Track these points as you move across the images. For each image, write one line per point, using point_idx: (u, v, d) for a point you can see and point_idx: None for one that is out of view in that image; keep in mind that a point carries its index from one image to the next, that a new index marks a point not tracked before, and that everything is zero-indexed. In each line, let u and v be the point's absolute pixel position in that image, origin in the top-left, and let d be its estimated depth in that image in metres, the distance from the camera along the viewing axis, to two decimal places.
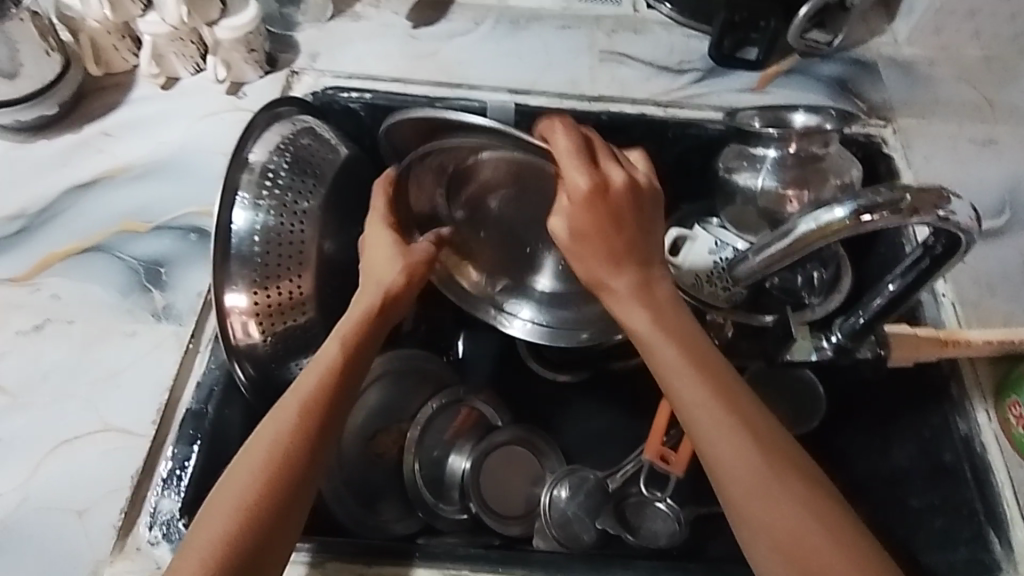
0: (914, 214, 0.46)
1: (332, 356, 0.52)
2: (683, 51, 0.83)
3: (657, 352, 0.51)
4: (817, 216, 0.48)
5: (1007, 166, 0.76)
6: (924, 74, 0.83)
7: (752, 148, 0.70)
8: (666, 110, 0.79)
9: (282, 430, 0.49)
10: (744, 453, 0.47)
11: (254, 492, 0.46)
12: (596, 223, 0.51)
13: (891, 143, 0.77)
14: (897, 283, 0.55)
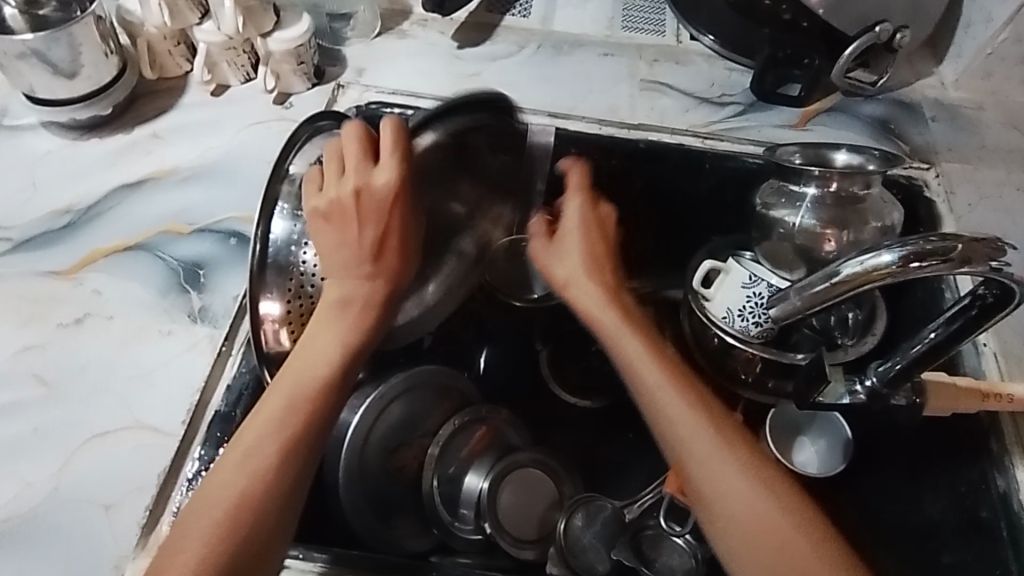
0: (965, 264, 0.45)
1: (308, 362, 0.52)
2: (723, 83, 0.84)
3: (621, 343, 0.56)
4: (863, 261, 0.48)
5: None
6: (970, 118, 0.82)
7: (792, 185, 0.70)
8: (705, 142, 0.79)
9: (263, 437, 0.48)
10: (709, 437, 0.50)
11: (236, 489, 0.46)
12: (583, 236, 0.61)
13: (933, 187, 0.76)
14: (942, 332, 0.54)
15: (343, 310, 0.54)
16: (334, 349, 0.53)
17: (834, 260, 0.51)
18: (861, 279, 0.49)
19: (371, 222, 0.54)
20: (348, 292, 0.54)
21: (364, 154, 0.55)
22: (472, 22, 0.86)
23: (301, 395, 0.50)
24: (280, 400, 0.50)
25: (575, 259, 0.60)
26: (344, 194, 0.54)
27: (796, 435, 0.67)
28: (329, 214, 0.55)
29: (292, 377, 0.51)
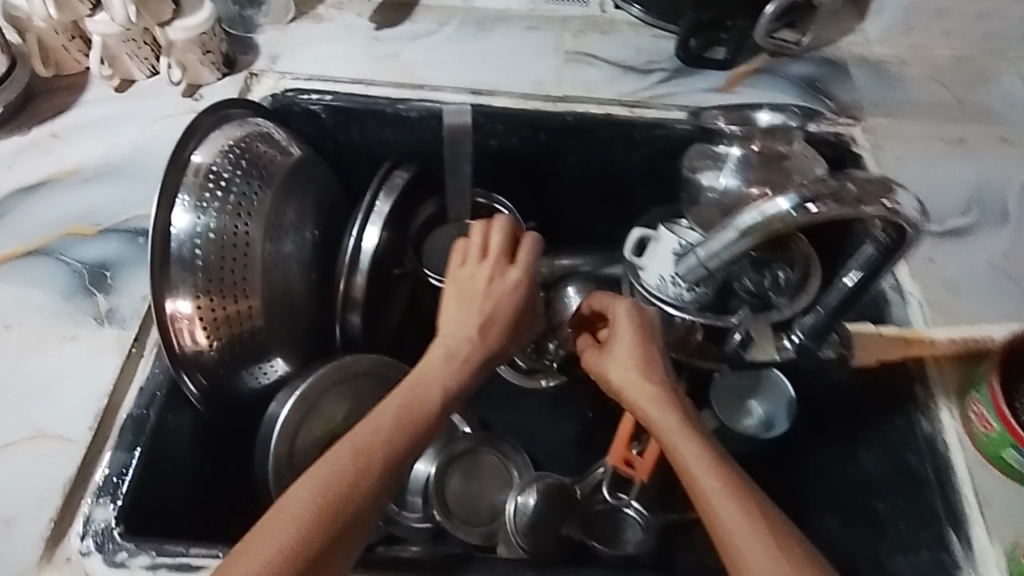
0: (862, 205, 0.46)
1: (415, 404, 0.52)
2: (650, 51, 0.82)
3: (681, 451, 0.51)
4: (761, 209, 0.49)
5: (977, 165, 0.75)
6: (895, 73, 0.82)
7: (716, 147, 0.69)
8: (632, 110, 0.78)
9: (355, 477, 0.47)
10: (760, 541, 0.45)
11: (316, 504, 0.45)
12: (637, 344, 0.57)
13: (860, 141, 0.77)
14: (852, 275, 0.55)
15: (450, 373, 0.54)
16: (434, 399, 0.53)
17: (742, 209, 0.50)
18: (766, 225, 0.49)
19: (501, 296, 0.57)
20: (453, 352, 0.55)
21: (495, 247, 0.59)
22: (391, 2, 0.83)
23: (392, 440, 0.49)
24: (374, 444, 0.49)
25: (630, 363, 0.56)
26: (472, 274, 0.58)
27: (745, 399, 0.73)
28: (463, 270, 0.58)
29: (389, 418, 0.50)
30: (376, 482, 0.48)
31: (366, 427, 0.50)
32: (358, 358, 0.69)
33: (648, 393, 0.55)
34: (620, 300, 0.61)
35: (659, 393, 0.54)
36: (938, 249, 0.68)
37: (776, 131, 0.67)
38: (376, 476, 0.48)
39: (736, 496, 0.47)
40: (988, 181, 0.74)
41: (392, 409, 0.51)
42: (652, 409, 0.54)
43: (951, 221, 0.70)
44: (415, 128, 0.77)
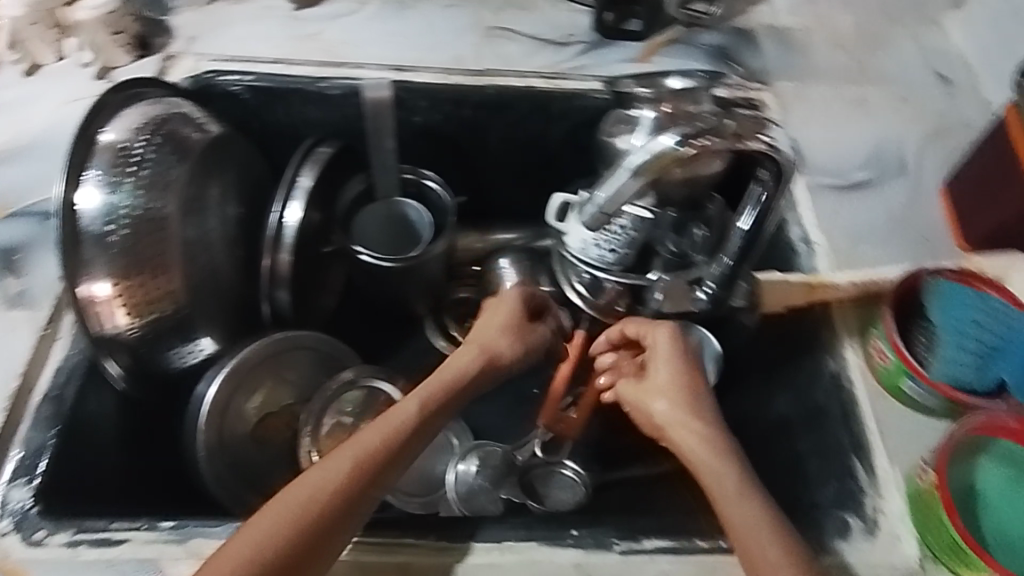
0: (739, 138, 0.60)
1: (393, 430, 0.57)
2: (568, 25, 0.84)
3: (689, 449, 0.60)
4: (652, 148, 0.59)
5: (876, 124, 0.80)
6: (800, 41, 0.86)
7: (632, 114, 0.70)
8: (551, 83, 0.79)
9: (326, 492, 0.51)
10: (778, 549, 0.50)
11: (312, 496, 0.51)
12: (663, 362, 0.66)
13: (769, 106, 0.80)
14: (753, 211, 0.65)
15: (420, 406, 0.60)
16: (411, 411, 0.59)
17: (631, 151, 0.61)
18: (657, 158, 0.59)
19: (496, 349, 0.70)
20: (429, 396, 0.61)
21: (515, 308, 0.74)
22: None
23: (367, 460, 0.54)
24: (350, 464, 0.53)
25: (678, 398, 0.64)
26: (481, 332, 0.71)
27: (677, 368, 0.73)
28: (488, 317, 0.73)
29: (370, 443, 0.55)
30: (346, 500, 0.52)
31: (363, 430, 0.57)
32: (297, 335, 0.70)
33: (703, 434, 0.60)
34: (657, 332, 0.69)
35: (697, 421, 0.62)
36: (839, 202, 0.73)
37: (683, 94, 0.69)
38: (349, 495, 0.52)
39: (759, 505, 0.53)
40: (886, 138, 0.78)
41: (372, 435, 0.56)
42: (696, 445, 0.59)
43: (851, 176, 0.75)
44: (338, 106, 0.78)
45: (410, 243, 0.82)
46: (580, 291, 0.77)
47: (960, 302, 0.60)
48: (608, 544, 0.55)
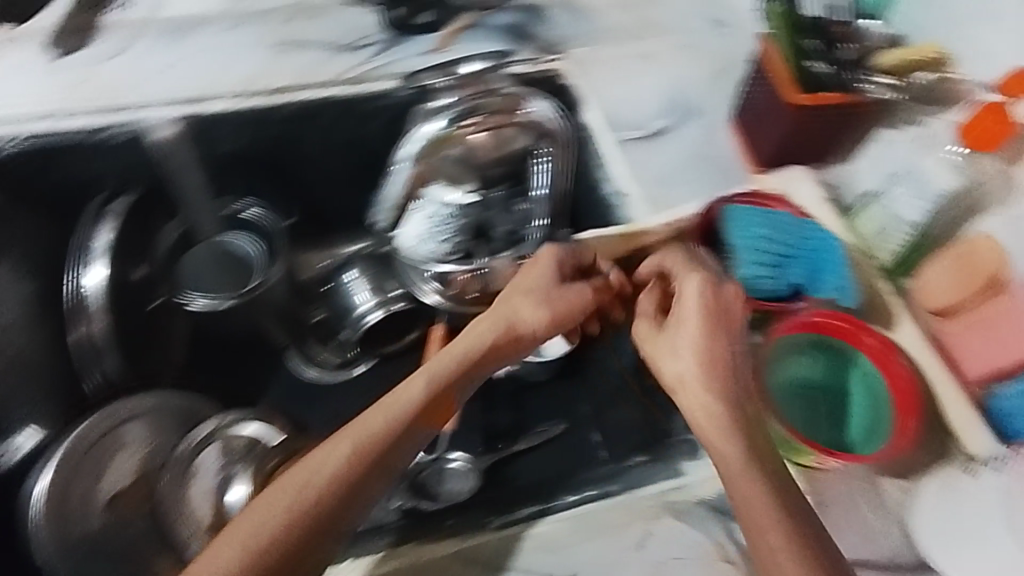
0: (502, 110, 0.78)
1: (393, 413, 0.57)
2: (359, 27, 0.81)
3: (691, 397, 0.58)
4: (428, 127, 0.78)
5: (666, 75, 0.85)
6: (589, 5, 0.87)
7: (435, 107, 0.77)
8: (351, 88, 0.80)
9: (318, 479, 0.53)
10: (763, 520, 0.51)
11: (295, 504, 0.51)
12: (700, 328, 0.60)
13: (568, 74, 0.84)
14: (539, 172, 0.77)
15: (426, 387, 0.59)
16: (410, 402, 0.58)
17: (400, 148, 0.79)
18: (423, 146, 0.77)
19: (551, 322, 0.63)
20: (437, 376, 0.59)
21: (550, 265, 0.65)
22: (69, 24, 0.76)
23: (368, 446, 0.55)
24: (343, 455, 0.54)
25: (697, 345, 0.59)
26: (518, 287, 0.64)
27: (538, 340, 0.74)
28: (531, 274, 0.65)
29: (367, 431, 0.56)
30: (345, 488, 0.53)
31: (359, 428, 0.56)
32: (141, 400, 0.71)
33: (707, 385, 0.58)
34: (689, 277, 0.63)
35: (717, 373, 0.58)
36: (643, 152, 0.79)
37: (478, 86, 0.80)
38: (344, 483, 0.53)
39: (759, 478, 0.53)
40: (676, 87, 0.84)
41: (377, 418, 0.56)
42: (687, 370, 0.59)
43: (650, 125, 0.80)
44: (126, 154, 0.76)
45: (248, 270, 0.77)
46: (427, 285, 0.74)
47: (748, 224, 0.69)
48: None
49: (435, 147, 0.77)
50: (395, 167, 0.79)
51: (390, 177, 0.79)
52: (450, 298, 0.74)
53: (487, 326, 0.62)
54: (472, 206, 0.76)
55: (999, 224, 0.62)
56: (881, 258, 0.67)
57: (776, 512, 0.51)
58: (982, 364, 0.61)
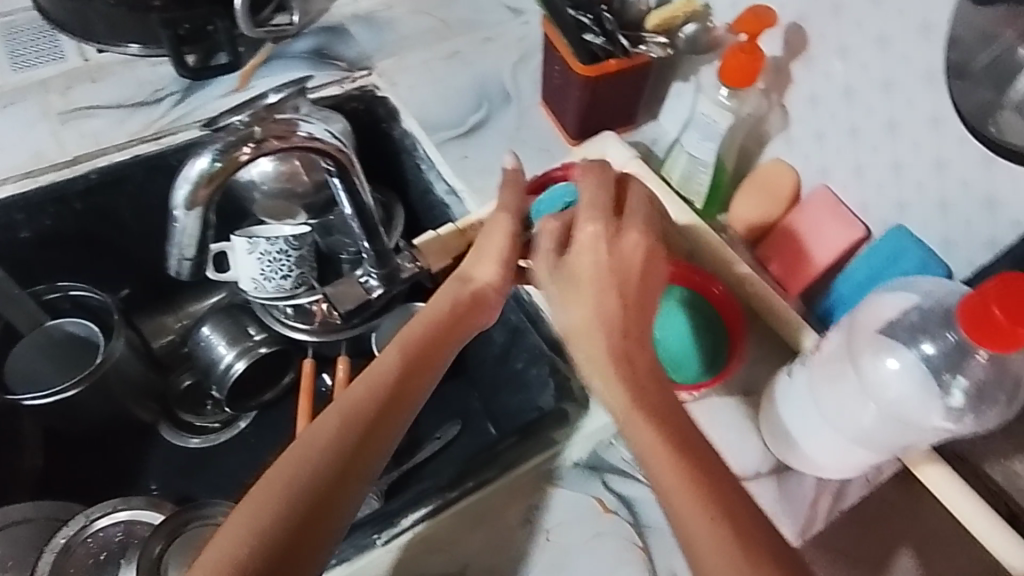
0: (269, 138, 0.53)
1: (376, 385, 0.51)
2: (153, 80, 0.83)
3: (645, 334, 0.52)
4: (189, 176, 0.53)
5: (474, 68, 0.87)
6: (384, 19, 0.92)
7: (199, 153, 0.53)
8: (159, 142, 0.77)
9: (313, 454, 0.47)
10: (733, 469, 0.45)
11: (279, 500, 0.45)
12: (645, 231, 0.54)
13: (380, 86, 0.85)
14: (356, 181, 0.63)
15: (405, 355, 0.53)
16: (393, 370, 0.52)
17: (172, 190, 0.54)
18: (196, 191, 0.53)
19: (506, 271, 0.59)
20: (410, 341, 0.54)
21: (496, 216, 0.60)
22: None
23: (355, 420, 0.49)
24: (335, 428, 0.49)
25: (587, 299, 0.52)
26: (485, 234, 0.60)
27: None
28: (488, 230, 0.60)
29: (359, 401, 0.50)
30: (336, 470, 0.47)
31: (345, 399, 0.50)
32: (11, 511, 0.72)
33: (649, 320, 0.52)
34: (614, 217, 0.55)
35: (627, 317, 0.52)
36: (466, 145, 0.81)
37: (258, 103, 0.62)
38: (335, 466, 0.47)
39: (695, 397, 0.48)
40: (486, 76, 0.87)
41: (358, 392, 0.50)
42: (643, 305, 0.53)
43: (467, 120, 0.83)
44: None
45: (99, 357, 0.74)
46: (291, 317, 0.78)
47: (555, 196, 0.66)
48: (370, 542, 0.55)
49: (213, 194, 0.54)
50: (174, 216, 0.55)
51: (172, 226, 0.55)
52: (315, 332, 0.77)
53: (454, 284, 0.58)
54: (302, 236, 0.73)
55: (782, 148, 0.69)
56: (693, 202, 0.72)
57: (741, 457, 0.46)
58: (797, 276, 0.65)
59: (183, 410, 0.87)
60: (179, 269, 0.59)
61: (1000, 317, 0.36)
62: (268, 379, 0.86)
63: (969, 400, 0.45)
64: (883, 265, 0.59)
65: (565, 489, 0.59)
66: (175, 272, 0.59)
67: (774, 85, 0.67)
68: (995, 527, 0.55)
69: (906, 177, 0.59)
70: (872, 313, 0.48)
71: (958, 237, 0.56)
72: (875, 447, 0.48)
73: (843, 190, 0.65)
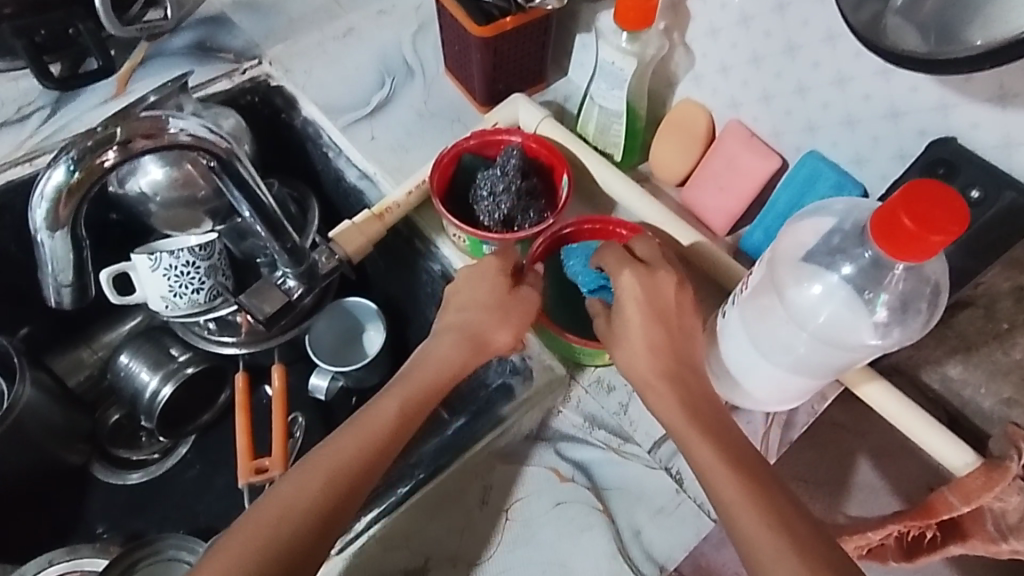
0: (132, 140, 0.48)
1: (367, 437, 0.51)
2: (18, 96, 0.75)
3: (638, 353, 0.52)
4: (45, 191, 0.48)
5: (372, 43, 0.83)
6: (269, 2, 0.86)
7: (53, 164, 0.48)
8: (32, 164, 0.71)
9: (298, 508, 0.47)
10: (731, 474, 0.45)
11: (259, 544, 0.45)
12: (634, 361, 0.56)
13: (274, 75, 0.80)
14: (249, 179, 0.58)
15: (397, 410, 0.53)
16: (388, 419, 0.52)
17: (31, 211, 0.50)
18: (55, 208, 0.48)
19: (495, 308, 0.57)
20: (410, 392, 0.54)
21: (495, 272, 0.59)
22: None
23: (346, 471, 0.49)
24: (320, 481, 0.48)
25: (647, 337, 0.52)
26: (467, 308, 0.58)
27: (355, 340, 0.80)
28: (460, 287, 0.59)
29: (344, 459, 0.49)
30: (321, 522, 0.47)
31: (334, 445, 0.50)
32: None
33: (653, 336, 0.52)
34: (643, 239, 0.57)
35: (668, 326, 0.53)
36: (374, 126, 0.77)
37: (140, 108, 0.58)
38: (322, 513, 0.47)
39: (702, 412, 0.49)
40: (386, 50, 0.82)
41: (350, 439, 0.50)
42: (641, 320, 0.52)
43: (371, 100, 0.78)
44: None
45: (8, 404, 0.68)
46: (215, 332, 0.75)
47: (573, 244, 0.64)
48: None
49: (78, 209, 0.49)
50: (40, 241, 0.51)
51: (40, 252, 0.51)
52: (243, 343, 0.74)
53: (451, 317, 0.58)
54: (208, 243, 0.67)
55: (691, 87, 0.68)
56: (613, 155, 0.71)
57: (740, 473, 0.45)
58: (723, 213, 0.65)
59: (116, 445, 0.82)
60: (59, 298, 0.55)
61: (908, 224, 0.35)
62: (202, 399, 0.81)
63: (893, 312, 0.45)
64: (801, 191, 0.60)
65: (518, 465, 0.57)
66: (57, 303, 0.55)
67: (674, 23, 0.65)
68: (931, 426, 0.56)
69: (812, 98, 0.58)
70: (793, 240, 0.48)
71: (869, 153, 0.57)
72: (812, 372, 0.49)
73: (754, 121, 0.64)
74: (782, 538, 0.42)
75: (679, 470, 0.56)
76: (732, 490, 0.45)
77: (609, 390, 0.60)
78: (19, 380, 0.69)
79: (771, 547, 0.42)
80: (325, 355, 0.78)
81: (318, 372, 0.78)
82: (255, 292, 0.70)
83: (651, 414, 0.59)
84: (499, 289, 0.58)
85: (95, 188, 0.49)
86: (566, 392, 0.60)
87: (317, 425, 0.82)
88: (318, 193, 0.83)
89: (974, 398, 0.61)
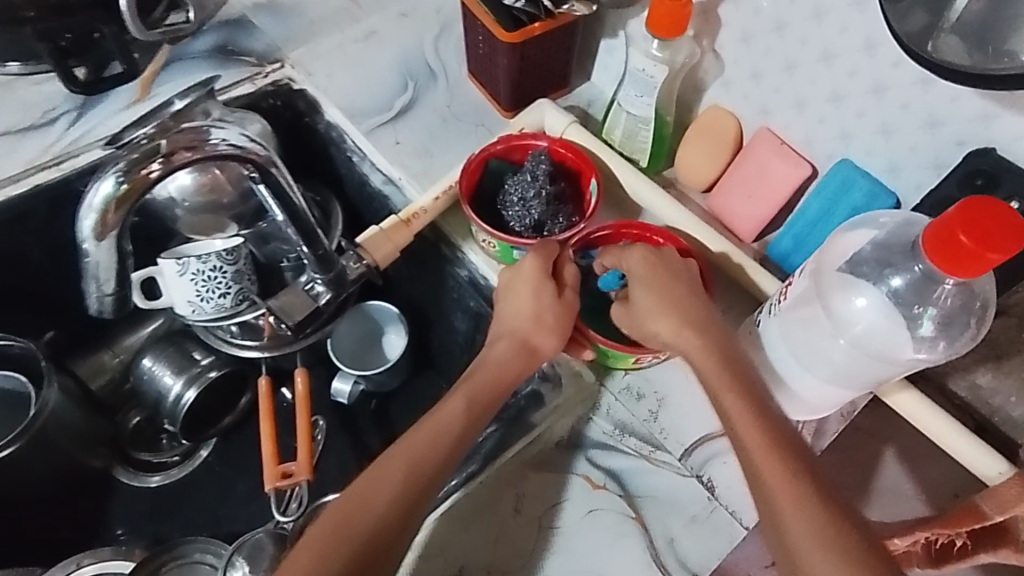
0: (175, 153, 0.50)
1: (438, 434, 0.52)
2: (41, 101, 0.75)
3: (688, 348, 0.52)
4: (93, 203, 0.50)
5: (393, 46, 0.82)
6: (290, 4, 0.85)
7: (101, 175, 0.50)
8: (59, 167, 0.70)
9: (378, 504, 0.48)
10: (789, 478, 0.44)
11: (340, 541, 0.47)
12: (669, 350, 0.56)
13: (296, 78, 0.80)
14: (283, 182, 0.59)
15: (466, 409, 0.54)
16: (457, 417, 0.53)
17: (77, 221, 0.52)
18: (103, 219, 0.51)
19: (547, 313, 0.57)
20: (473, 389, 0.55)
21: (536, 277, 0.57)
22: None
23: (419, 467, 0.51)
24: (399, 479, 0.50)
25: (657, 307, 0.54)
26: (516, 317, 0.58)
27: (374, 343, 0.80)
28: (509, 295, 0.59)
29: (416, 454, 0.51)
30: (401, 514, 0.49)
31: (408, 441, 0.52)
32: None
33: (695, 335, 0.52)
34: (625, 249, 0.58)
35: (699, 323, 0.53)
36: (398, 130, 0.77)
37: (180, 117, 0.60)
38: (401, 508, 0.49)
39: (766, 412, 0.48)
40: (408, 54, 0.82)
41: (423, 437, 0.52)
42: (672, 313, 0.53)
43: (395, 104, 0.78)
44: None
45: (36, 410, 0.68)
46: (238, 336, 0.74)
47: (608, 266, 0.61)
48: None
49: (124, 218, 0.51)
50: (85, 252, 0.53)
51: (86, 262, 0.53)
52: (266, 348, 0.74)
53: (507, 317, 0.58)
54: (234, 249, 0.67)
55: (720, 93, 0.68)
56: (639, 160, 0.70)
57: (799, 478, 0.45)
58: (752, 220, 0.65)
59: (138, 448, 0.83)
60: (100, 307, 0.57)
61: (965, 241, 0.36)
62: (223, 402, 0.82)
63: (939, 328, 0.45)
64: (834, 198, 0.60)
65: (548, 473, 0.57)
66: (98, 312, 0.58)
67: (704, 30, 0.65)
68: (963, 435, 0.57)
69: (846, 106, 0.58)
70: (831, 252, 0.49)
71: (904, 162, 0.56)
72: (853, 384, 0.48)
73: (785, 128, 0.64)
74: (813, 513, 0.43)
75: (710, 477, 0.56)
76: (771, 464, 0.45)
77: (639, 397, 0.59)
78: (46, 386, 0.69)
79: (805, 523, 0.43)
80: (346, 360, 0.78)
81: (340, 376, 0.78)
82: (280, 296, 0.70)
83: (682, 420, 0.57)
84: (543, 289, 0.57)
85: (140, 200, 0.51)
86: (597, 399, 0.60)
87: (339, 429, 0.82)
88: (340, 197, 0.83)
89: (1004, 407, 0.57)
